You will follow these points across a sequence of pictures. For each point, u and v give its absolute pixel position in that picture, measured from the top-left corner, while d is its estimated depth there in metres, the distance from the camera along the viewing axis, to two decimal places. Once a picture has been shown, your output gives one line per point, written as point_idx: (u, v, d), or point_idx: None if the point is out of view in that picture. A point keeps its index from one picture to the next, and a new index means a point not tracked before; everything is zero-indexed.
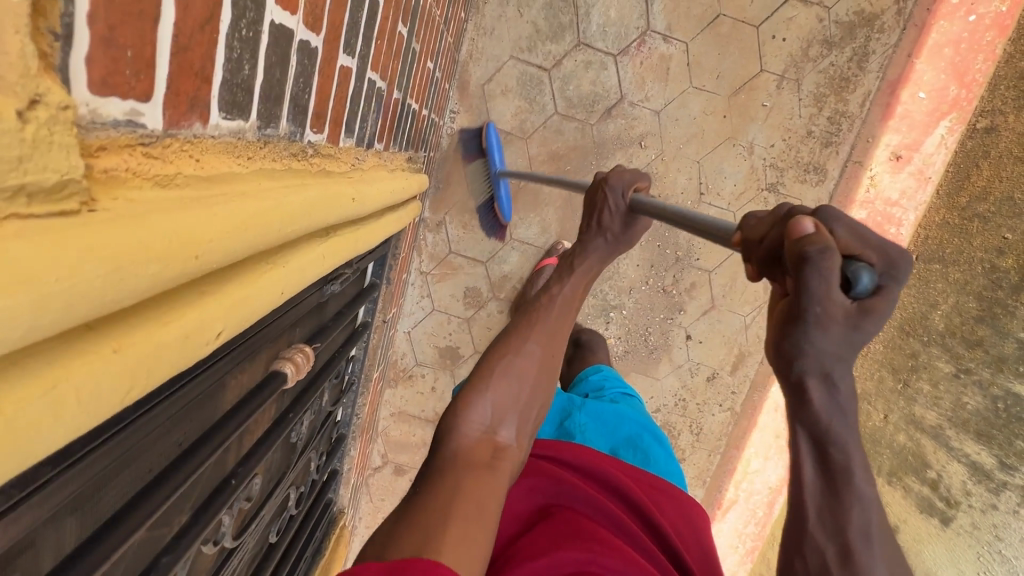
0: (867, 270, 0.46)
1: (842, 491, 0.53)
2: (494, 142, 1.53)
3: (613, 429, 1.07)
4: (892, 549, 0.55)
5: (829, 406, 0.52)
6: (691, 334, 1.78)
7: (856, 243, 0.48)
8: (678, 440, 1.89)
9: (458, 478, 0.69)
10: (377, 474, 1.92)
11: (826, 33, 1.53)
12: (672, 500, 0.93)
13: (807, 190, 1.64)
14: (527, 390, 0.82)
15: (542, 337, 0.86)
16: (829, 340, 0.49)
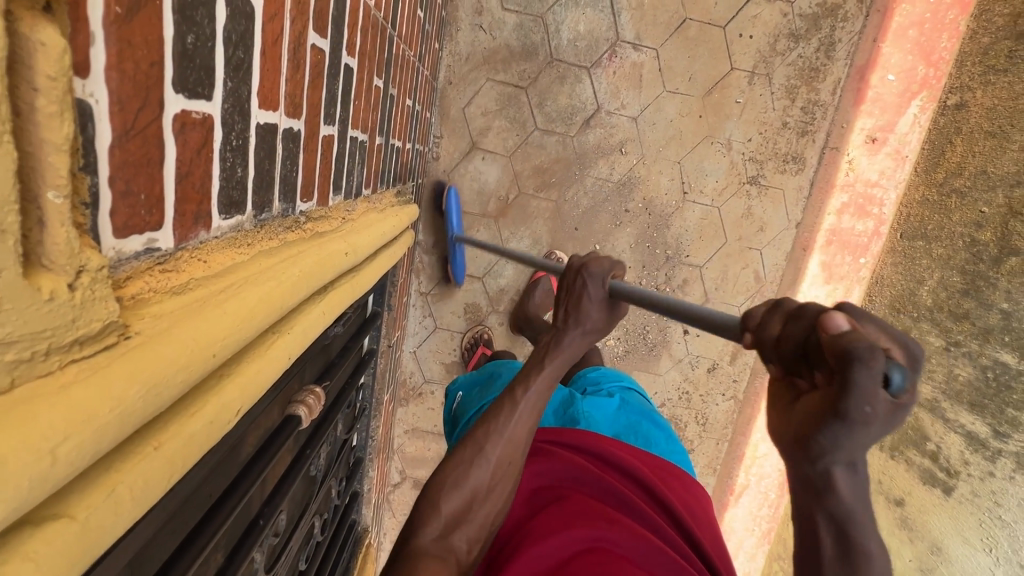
0: (902, 368, 0.41)
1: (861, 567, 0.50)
2: (453, 206, 1.61)
3: (612, 417, 1.07)
4: None
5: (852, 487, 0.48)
6: (688, 329, 1.82)
7: (883, 338, 0.44)
8: (685, 432, 1.93)
9: (410, 573, 0.68)
10: (397, 489, 1.98)
11: (792, 27, 1.57)
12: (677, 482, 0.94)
13: (787, 180, 1.69)
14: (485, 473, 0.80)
15: (500, 443, 0.82)
16: (867, 437, 0.43)
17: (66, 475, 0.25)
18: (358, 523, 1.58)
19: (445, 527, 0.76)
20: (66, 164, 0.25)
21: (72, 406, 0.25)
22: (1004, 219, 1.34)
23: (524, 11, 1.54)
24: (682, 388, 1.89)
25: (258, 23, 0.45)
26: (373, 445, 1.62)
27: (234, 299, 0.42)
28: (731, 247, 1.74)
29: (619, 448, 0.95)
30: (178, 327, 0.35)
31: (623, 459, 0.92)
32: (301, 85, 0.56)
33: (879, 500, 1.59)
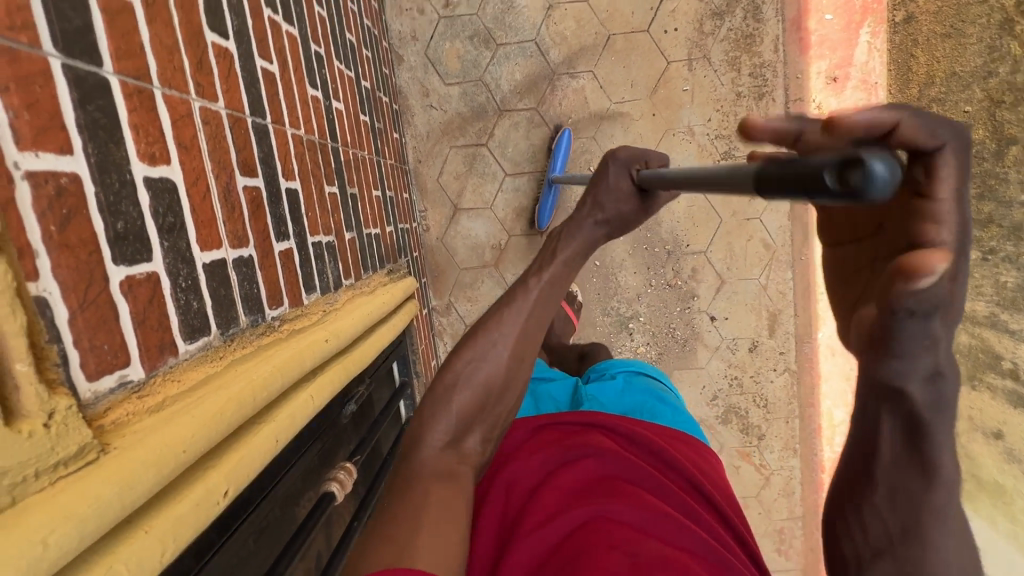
0: (879, 164, 0.35)
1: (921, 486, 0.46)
2: (560, 149, 1.64)
3: (619, 398, 1.02)
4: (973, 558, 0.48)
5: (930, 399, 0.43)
6: (714, 314, 1.80)
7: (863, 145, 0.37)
8: (749, 418, 1.85)
9: (423, 490, 0.68)
10: None
11: (712, 7, 1.63)
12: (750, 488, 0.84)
13: (760, 145, 1.69)
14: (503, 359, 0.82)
15: (512, 331, 0.82)
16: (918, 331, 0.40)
17: (59, 558, 0.35)
18: None
19: (450, 436, 0.77)
20: (22, 342, 0.38)
21: (53, 511, 0.36)
22: (990, 112, 1.29)
23: (463, 80, 1.70)
24: (730, 375, 1.83)
25: (182, 192, 0.59)
26: None
27: (200, 405, 0.53)
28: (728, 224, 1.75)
29: (631, 423, 0.90)
30: (149, 436, 0.46)
31: (640, 433, 0.87)
32: (241, 221, 0.70)
33: (976, 437, 1.42)
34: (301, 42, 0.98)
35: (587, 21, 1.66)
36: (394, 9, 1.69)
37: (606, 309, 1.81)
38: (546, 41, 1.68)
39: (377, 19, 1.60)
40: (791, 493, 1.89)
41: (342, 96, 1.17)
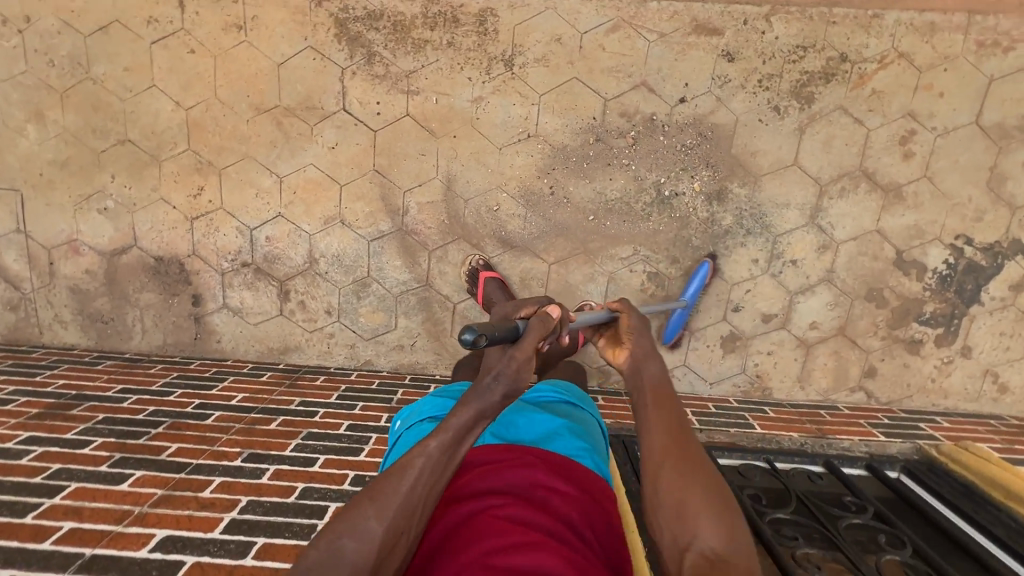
0: (466, 333, 0.80)
1: (680, 458, 0.87)
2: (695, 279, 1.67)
3: (541, 431, 1.12)
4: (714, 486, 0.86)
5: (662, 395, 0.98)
6: (679, 95, 1.60)
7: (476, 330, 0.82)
8: (815, 69, 1.57)
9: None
10: (875, 393, 1.81)
11: (364, 62, 1.61)
12: (714, 490, 0.84)
13: (505, 26, 1.57)
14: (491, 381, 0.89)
15: (443, 444, 0.85)
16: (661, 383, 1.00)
17: None
18: (903, 461, 1.51)
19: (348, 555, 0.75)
20: None
21: None
22: None
23: (393, 313, 1.82)
24: (755, 86, 1.58)
25: None
26: (811, 438, 1.58)
27: None
28: (582, 68, 1.59)
29: (559, 475, 0.97)
30: None
31: (561, 488, 0.93)
32: None
33: None
34: (343, 499, 1.16)
35: (360, 187, 1.72)
36: (328, 355, 1.87)
37: (644, 214, 1.69)
38: (372, 229, 1.75)
39: (333, 378, 1.80)
40: (933, 24, 1.54)
41: None
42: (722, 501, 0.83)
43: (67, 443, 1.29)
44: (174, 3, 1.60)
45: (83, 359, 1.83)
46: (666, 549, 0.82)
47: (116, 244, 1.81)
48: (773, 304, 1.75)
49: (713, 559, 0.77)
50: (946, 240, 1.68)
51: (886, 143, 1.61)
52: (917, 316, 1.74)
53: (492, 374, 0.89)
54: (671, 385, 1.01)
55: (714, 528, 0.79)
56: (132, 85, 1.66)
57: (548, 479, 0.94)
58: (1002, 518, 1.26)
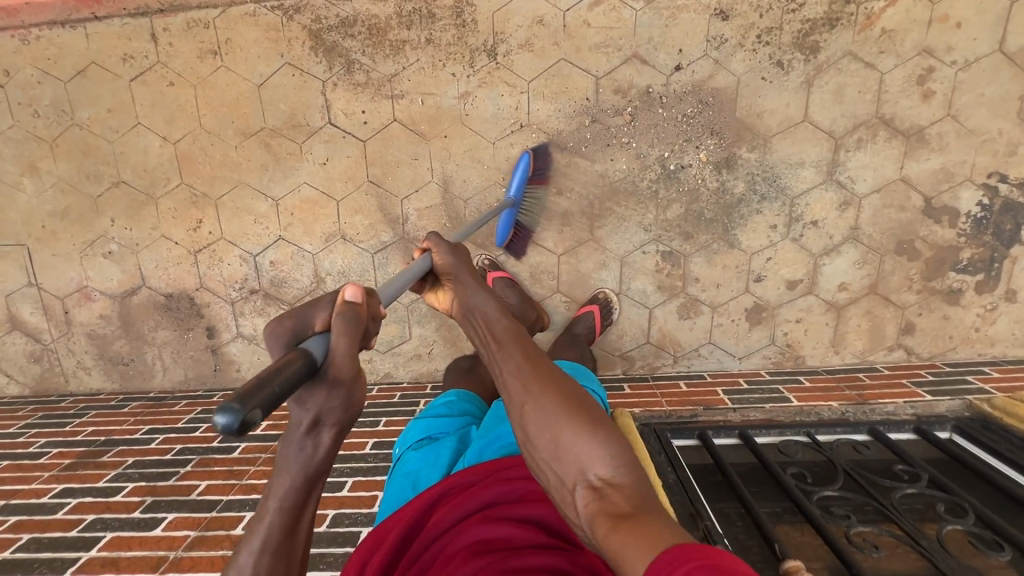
0: (221, 412, 0.48)
1: (539, 387, 0.77)
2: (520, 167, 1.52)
3: None
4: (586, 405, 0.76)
5: (501, 329, 0.86)
6: (675, 63, 1.51)
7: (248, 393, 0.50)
8: (819, 17, 1.46)
9: None
10: (917, 350, 1.72)
11: (344, 72, 1.56)
12: (580, 414, 0.73)
13: (483, 15, 1.50)
14: (310, 432, 0.63)
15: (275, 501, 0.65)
16: (488, 309, 0.88)
17: None
18: (956, 420, 1.42)
19: None
20: None
21: None
22: None
23: (406, 323, 1.78)
24: (755, 42, 1.49)
25: None
26: (852, 405, 1.50)
27: None
28: (569, 48, 1.51)
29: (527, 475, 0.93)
30: None
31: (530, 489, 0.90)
32: None
33: None
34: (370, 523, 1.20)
35: (357, 200, 1.67)
36: None
37: (651, 192, 1.62)
38: (374, 242, 1.71)
39: None
40: None
41: None
42: (591, 421, 0.73)
43: (100, 491, 1.30)
44: (145, 37, 1.56)
45: (109, 404, 1.85)
46: (558, 491, 0.73)
47: (125, 286, 1.81)
48: (797, 269, 1.67)
49: (599, 487, 0.69)
50: (978, 180, 1.57)
51: (902, 85, 1.50)
52: (955, 265, 1.64)
53: (312, 422, 0.63)
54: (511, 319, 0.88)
55: (593, 452, 0.70)
56: (118, 125, 1.65)
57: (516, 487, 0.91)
58: None
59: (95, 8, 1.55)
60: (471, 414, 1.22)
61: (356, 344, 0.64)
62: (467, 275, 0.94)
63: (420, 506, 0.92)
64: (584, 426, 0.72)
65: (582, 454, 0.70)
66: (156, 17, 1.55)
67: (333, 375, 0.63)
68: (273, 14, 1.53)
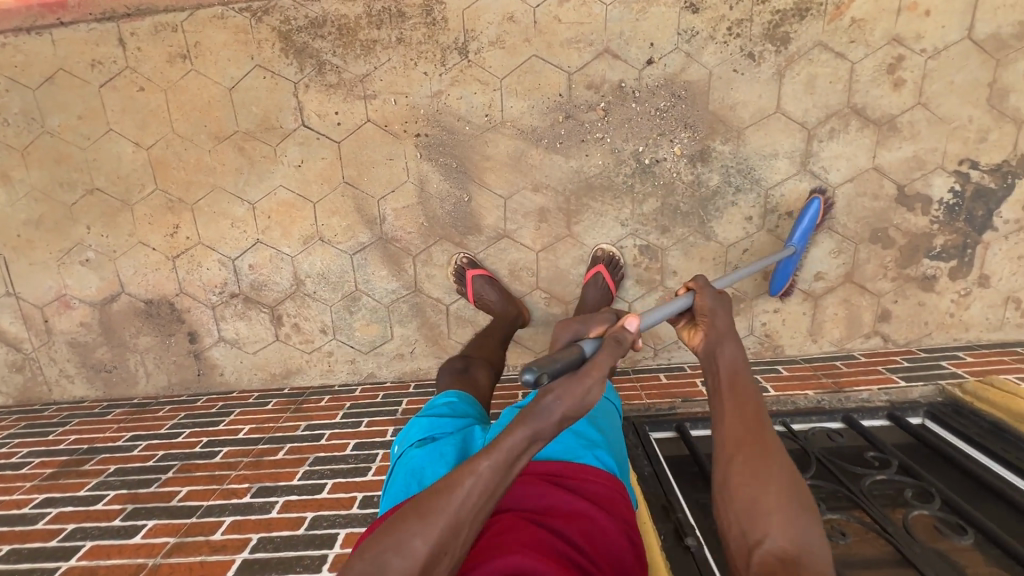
0: (527, 374, 0.74)
1: (765, 455, 0.84)
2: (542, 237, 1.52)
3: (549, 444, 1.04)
4: (803, 489, 0.81)
5: (736, 384, 0.93)
6: (646, 56, 1.51)
7: (548, 364, 0.77)
8: (787, 8, 1.46)
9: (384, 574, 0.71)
10: (894, 336, 1.73)
11: (315, 73, 1.55)
12: (792, 491, 0.80)
13: (453, 12, 1.49)
14: (555, 399, 0.80)
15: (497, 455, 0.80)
16: (729, 364, 0.96)
17: None
18: (925, 403, 1.45)
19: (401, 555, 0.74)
20: None
21: None
22: None
23: (387, 323, 1.78)
24: (725, 35, 1.49)
25: None
26: (828, 393, 1.52)
27: None
28: (539, 44, 1.51)
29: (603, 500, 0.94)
30: None
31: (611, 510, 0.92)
32: None
33: None
34: (353, 523, 1.16)
35: (334, 201, 1.67)
36: (331, 373, 1.85)
37: (626, 186, 1.62)
38: (352, 243, 1.71)
39: (337, 396, 1.78)
40: None
41: None
42: (798, 500, 0.79)
43: (80, 500, 1.31)
44: (113, 42, 1.55)
45: (93, 411, 1.85)
46: (736, 543, 0.80)
47: (105, 293, 1.80)
48: (773, 260, 1.68)
49: (784, 559, 0.74)
50: (950, 167, 1.58)
51: (873, 74, 1.51)
52: (928, 251, 1.65)
53: (552, 395, 0.80)
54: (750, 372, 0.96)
55: (787, 530, 0.76)
56: (89, 132, 1.63)
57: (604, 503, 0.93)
58: None
59: (61, 13, 1.53)
60: (472, 416, 1.20)
61: (616, 358, 0.85)
62: (724, 317, 1.02)
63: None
64: (800, 511, 0.78)
65: (778, 522, 0.77)
66: (123, 22, 1.53)
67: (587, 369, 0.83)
68: (241, 16, 1.52)
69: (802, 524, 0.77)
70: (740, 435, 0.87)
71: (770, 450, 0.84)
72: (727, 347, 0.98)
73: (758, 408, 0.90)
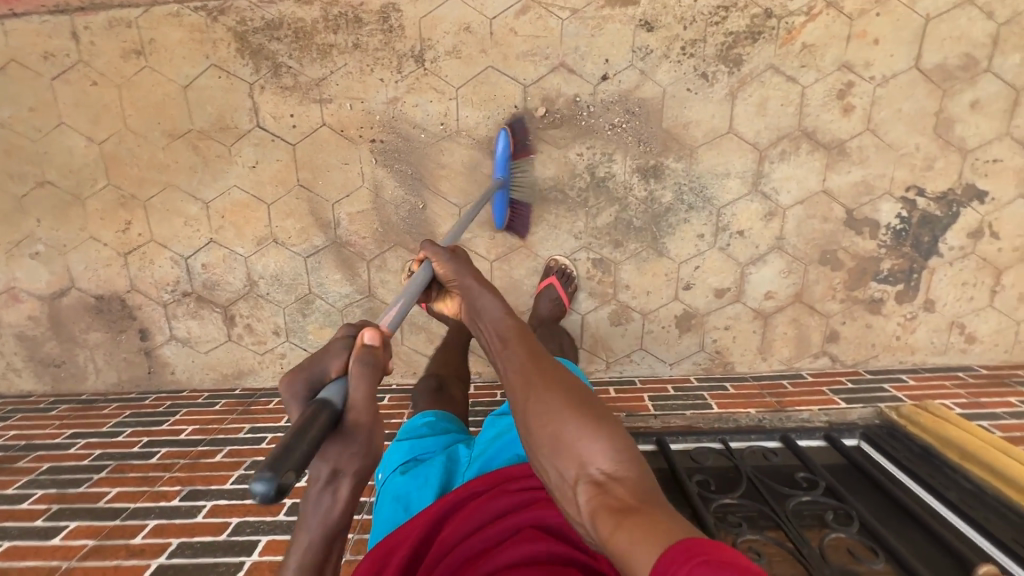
0: (257, 488, 0.51)
1: (546, 387, 0.80)
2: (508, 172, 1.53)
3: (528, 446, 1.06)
4: (602, 411, 0.79)
5: (501, 336, 0.91)
6: (600, 72, 1.52)
7: (275, 455, 0.54)
8: (740, 30, 1.48)
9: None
10: (842, 357, 1.75)
11: (271, 75, 1.55)
12: (581, 409, 0.78)
13: (410, 20, 1.50)
14: (331, 480, 0.68)
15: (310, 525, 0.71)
16: (491, 320, 0.93)
17: None
18: (863, 425, 1.47)
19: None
20: None
21: None
22: None
23: (340, 327, 1.77)
24: (679, 54, 1.50)
25: None
26: (769, 412, 1.53)
27: None
28: (495, 55, 1.52)
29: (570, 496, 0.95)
30: None
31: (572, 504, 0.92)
32: None
33: None
34: (276, 530, 1.16)
35: (288, 203, 1.66)
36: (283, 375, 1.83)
37: (580, 199, 1.63)
38: (306, 245, 1.70)
39: None
40: None
41: None
42: (591, 416, 0.77)
43: (7, 499, 1.31)
44: (66, 35, 1.53)
45: (39, 407, 1.82)
46: (559, 487, 0.77)
47: (54, 287, 1.77)
48: (724, 278, 1.69)
49: (601, 482, 0.73)
50: (897, 193, 1.60)
51: (823, 99, 1.53)
52: (876, 275, 1.68)
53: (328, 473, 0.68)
54: (514, 316, 0.93)
55: (594, 449, 0.74)
56: (41, 124, 1.61)
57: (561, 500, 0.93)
58: (953, 479, 1.25)
59: (14, 4, 1.52)
60: (455, 433, 1.24)
61: (371, 387, 0.67)
62: (470, 276, 0.99)
63: (428, 523, 0.95)
64: (589, 429, 0.76)
65: (582, 450, 0.75)
66: (77, 15, 1.52)
67: (351, 419, 0.66)
68: (197, 15, 1.51)
69: (599, 440, 0.75)
70: (520, 377, 0.84)
71: (561, 381, 0.81)
72: (485, 300, 0.96)
73: (536, 351, 0.87)
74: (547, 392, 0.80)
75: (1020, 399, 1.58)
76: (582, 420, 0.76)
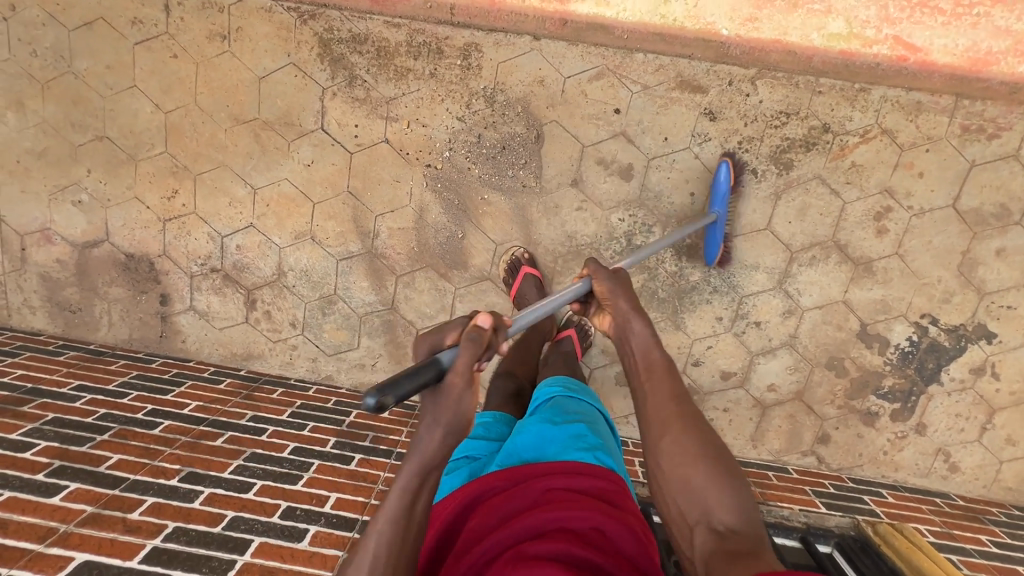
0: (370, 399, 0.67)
1: (705, 461, 0.90)
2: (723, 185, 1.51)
3: (552, 447, 1.06)
4: (742, 483, 0.89)
5: (658, 406, 1.00)
6: (656, 148, 1.58)
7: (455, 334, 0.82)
8: (797, 137, 1.55)
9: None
10: (830, 461, 1.80)
11: (345, 84, 1.60)
12: (714, 459, 0.90)
13: (488, 63, 1.56)
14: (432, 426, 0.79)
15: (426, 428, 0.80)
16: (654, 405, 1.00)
17: None
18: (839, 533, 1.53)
19: None
20: None
21: None
22: None
23: (354, 333, 1.80)
24: (734, 146, 1.56)
25: None
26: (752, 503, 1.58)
27: None
28: (561, 112, 1.57)
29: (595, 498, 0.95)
30: None
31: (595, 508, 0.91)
32: None
33: None
34: (270, 533, 1.26)
35: (333, 206, 1.71)
36: (290, 366, 1.85)
37: (613, 260, 1.68)
38: (341, 249, 1.74)
39: (290, 392, 1.80)
40: (918, 105, 1.52)
41: (327, 490, 1.38)
42: (722, 468, 0.89)
43: (10, 445, 1.36)
44: (158, 6, 1.59)
45: (46, 348, 1.84)
46: (676, 522, 0.90)
47: (88, 237, 1.80)
48: (733, 363, 1.74)
49: (721, 533, 0.84)
50: (912, 317, 1.66)
51: (860, 217, 1.60)
52: (876, 390, 1.73)
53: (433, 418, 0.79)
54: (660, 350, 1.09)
55: (723, 502, 0.86)
56: (113, 83, 1.66)
57: (587, 504, 0.92)
58: None
59: None
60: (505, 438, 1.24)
61: (474, 361, 0.78)
62: (638, 322, 1.11)
63: (462, 507, 1.00)
64: (734, 495, 0.87)
65: (716, 518, 0.85)
66: None
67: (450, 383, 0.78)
68: (288, 14, 1.57)
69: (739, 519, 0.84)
70: (667, 403, 0.99)
71: (712, 516, 0.85)
72: (635, 326, 1.12)
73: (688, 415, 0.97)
74: (703, 446, 0.92)
75: (991, 539, 1.65)
76: (734, 498, 0.86)
